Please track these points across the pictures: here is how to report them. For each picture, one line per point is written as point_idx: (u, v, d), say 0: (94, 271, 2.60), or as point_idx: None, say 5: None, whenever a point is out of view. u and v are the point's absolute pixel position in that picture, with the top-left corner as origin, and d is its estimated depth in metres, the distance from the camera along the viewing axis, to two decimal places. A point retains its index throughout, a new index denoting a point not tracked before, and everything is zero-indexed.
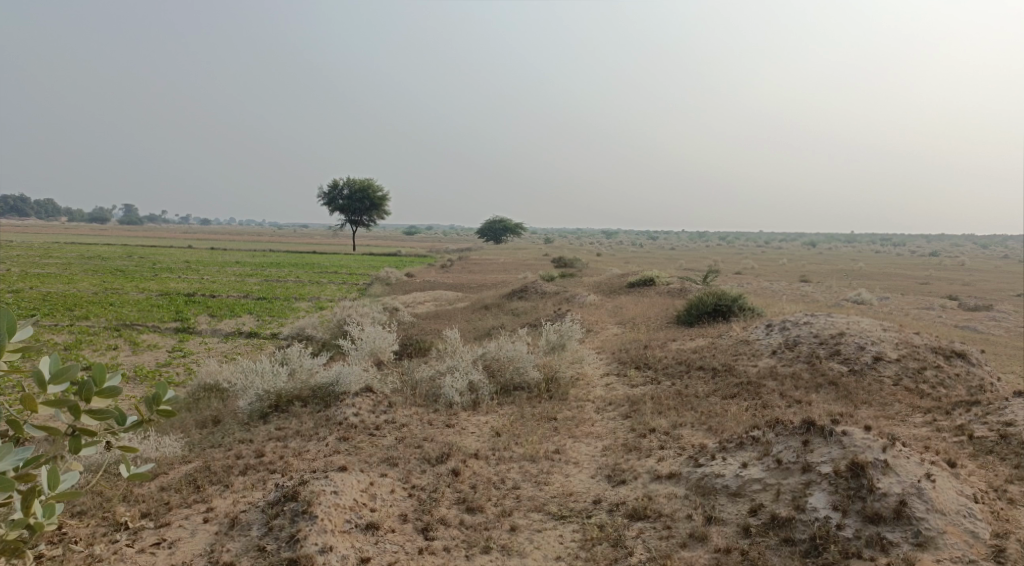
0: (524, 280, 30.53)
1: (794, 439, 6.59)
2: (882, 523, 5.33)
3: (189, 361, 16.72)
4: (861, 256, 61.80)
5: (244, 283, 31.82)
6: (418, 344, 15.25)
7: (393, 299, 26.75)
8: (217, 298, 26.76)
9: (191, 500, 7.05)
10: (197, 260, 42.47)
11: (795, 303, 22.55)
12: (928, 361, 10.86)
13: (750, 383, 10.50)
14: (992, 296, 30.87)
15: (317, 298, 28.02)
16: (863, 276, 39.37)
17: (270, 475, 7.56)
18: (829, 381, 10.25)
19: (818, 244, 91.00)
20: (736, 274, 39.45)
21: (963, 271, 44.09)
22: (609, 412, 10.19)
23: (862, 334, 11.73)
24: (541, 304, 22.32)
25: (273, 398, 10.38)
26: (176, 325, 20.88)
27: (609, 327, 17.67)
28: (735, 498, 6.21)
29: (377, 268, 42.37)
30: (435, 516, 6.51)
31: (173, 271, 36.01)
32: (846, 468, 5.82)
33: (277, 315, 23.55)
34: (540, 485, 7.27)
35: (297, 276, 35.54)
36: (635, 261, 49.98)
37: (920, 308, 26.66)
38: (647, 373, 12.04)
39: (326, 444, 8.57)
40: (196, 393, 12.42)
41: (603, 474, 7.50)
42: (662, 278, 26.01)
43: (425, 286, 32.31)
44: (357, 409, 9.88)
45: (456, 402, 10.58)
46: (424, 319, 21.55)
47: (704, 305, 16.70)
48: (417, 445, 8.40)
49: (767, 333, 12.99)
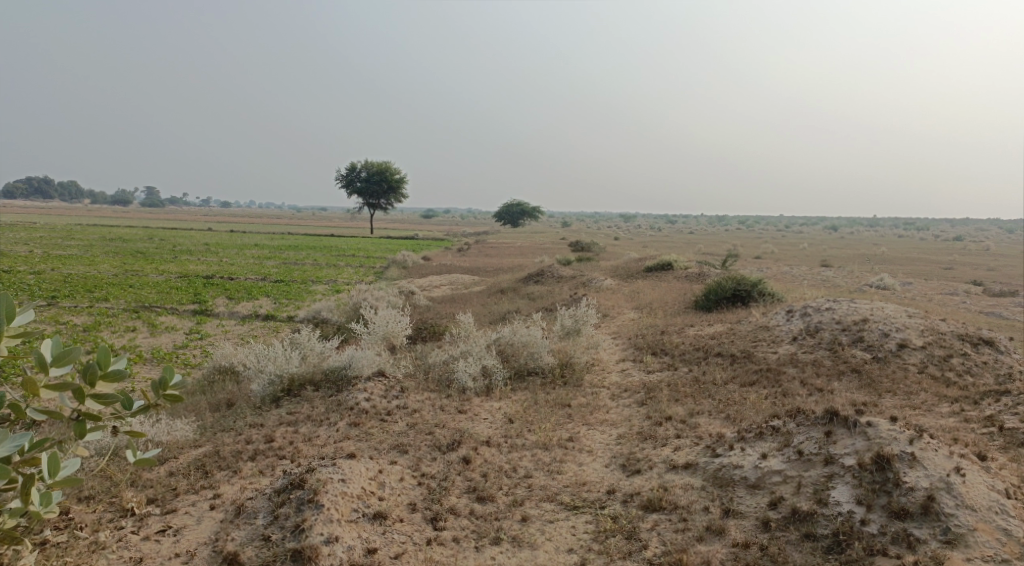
0: (540, 264, 30.30)
1: (816, 430, 6.36)
2: (909, 519, 5.09)
3: (206, 343, 16.76)
4: (882, 240, 60.74)
5: (262, 265, 31.92)
6: (432, 328, 15.13)
7: (409, 282, 26.67)
8: (235, 280, 26.86)
9: (199, 486, 7.00)
10: (216, 243, 42.68)
11: (816, 288, 22.10)
12: (955, 348, 10.50)
13: (770, 370, 10.23)
14: (1019, 281, 30.12)
15: (334, 281, 28.03)
16: (886, 261, 38.66)
17: (279, 461, 7.47)
18: (851, 368, 9.96)
19: (839, 229, 89.61)
20: (755, 259, 38.94)
21: (988, 256, 43.20)
22: (624, 399, 10.00)
23: (886, 321, 11.38)
24: (557, 288, 22.11)
25: (286, 382, 10.31)
26: (194, 307, 20.95)
27: (626, 312, 17.43)
28: (754, 490, 6.00)
29: (393, 251, 42.30)
30: (444, 506, 6.38)
31: (192, 253, 36.20)
32: (871, 460, 5.58)
33: (293, 298, 23.56)
34: (552, 474, 7.11)
35: (315, 259, 35.60)
36: (652, 245, 49.45)
37: (944, 293, 26.07)
38: (664, 360, 11.82)
39: (336, 429, 8.48)
40: (211, 375, 12.39)
41: (617, 463, 7.32)
42: (680, 262, 25.63)
43: (441, 269, 32.19)
44: (368, 394, 9.78)
45: (469, 388, 10.45)
46: (439, 303, 21.44)
47: (722, 290, 16.39)
48: (428, 431, 8.28)
49: (788, 319, 12.69)
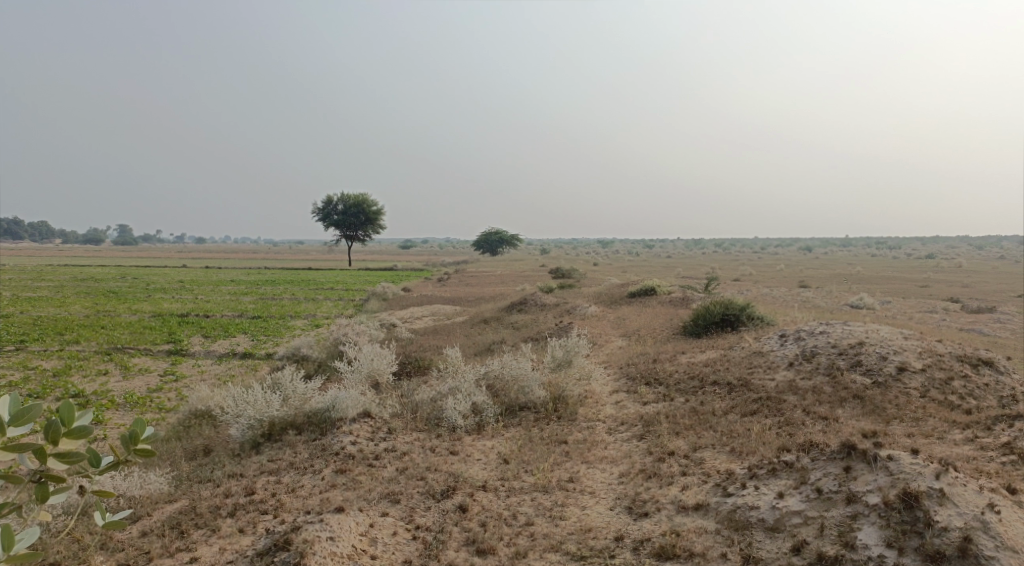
0: (522, 293, 29.97)
1: (834, 466, 6.05)
2: (946, 562, 4.82)
3: (181, 385, 16.09)
4: (856, 260, 61.61)
5: (239, 302, 31.21)
6: (417, 363, 14.65)
7: (390, 315, 26.16)
8: (211, 318, 26.16)
9: (174, 548, 6.46)
10: (191, 280, 41.81)
11: (801, 310, 22.01)
12: (955, 370, 10.29)
13: (770, 398, 9.92)
14: (994, 297, 30.41)
15: (313, 316, 27.43)
16: (863, 280, 38.94)
17: (261, 516, 6.96)
18: (853, 394, 9.68)
19: (812, 249, 90.73)
20: (735, 281, 39.00)
21: (960, 273, 43.78)
22: (622, 433, 9.61)
23: (883, 344, 11.16)
24: (542, 317, 21.77)
25: (266, 427, 9.77)
26: (169, 348, 20.23)
27: (614, 340, 17.09)
28: (773, 533, 5.66)
29: (373, 283, 41.71)
30: (442, 562, 5.93)
31: (166, 291, 35.37)
32: (898, 499, 5.30)
33: (271, 335, 22.91)
34: (555, 519, 6.69)
35: (293, 294, 34.91)
36: (632, 271, 49.40)
37: (924, 311, 26.15)
38: (658, 390, 11.47)
39: (321, 477, 7.97)
40: (187, 420, 11.78)
41: (622, 505, 6.92)
42: (663, 287, 25.46)
43: (422, 300, 31.69)
44: (354, 437, 9.28)
45: (460, 426, 10.00)
46: (422, 335, 20.94)
47: (711, 315, 16.15)
48: (420, 477, 7.81)
49: (781, 343, 12.43)
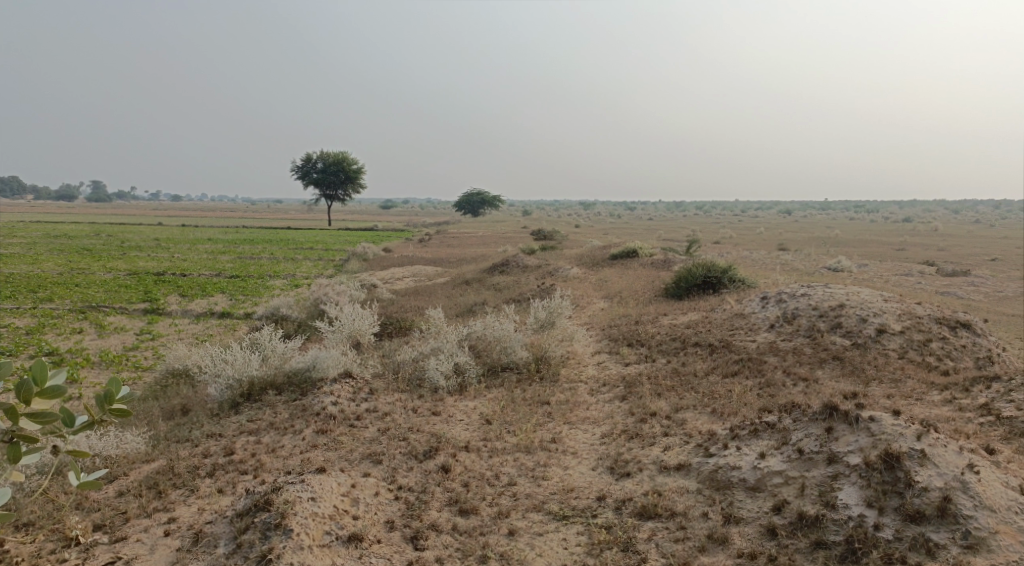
0: (504, 254, 29.84)
1: (815, 427, 6.07)
2: (925, 522, 4.90)
3: (158, 344, 15.84)
4: (834, 223, 62.20)
5: (216, 261, 30.69)
6: (398, 324, 14.53)
7: (371, 275, 25.90)
8: (188, 277, 25.71)
9: (152, 507, 6.37)
10: (167, 239, 41.04)
11: (781, 273, 22.14)
12: (933, 332, 10.40)
13: (751, 360, 9.97)
14: (969, 261, 30.84)
15: (292, 275, 27.09)
16: (841, 244, 39.28)
17: (241, 477, 6.88)
18: (833, 355, 9.75)
19: (791, 212, 91.31)
20: (715, 244, 39.15)
21: (935, 236, 44.38)
22: (604, 394, 9.63)
23: (863, 306, 11.23)
24: (524, 278, 21.67)
25: (245, 386, 9.64)
26: (145, 306, 19.89)
27: (596, 302, 17.07)
28: (754, 493, 5.70)
29: (353, 243, 41.24)
30: (425, 522, 5.92)
31: (142, 249, 34.71)
32: (879, 459, 5.35)
33: (250, 294, 22.61)
34: (537, 479, 6.69)
35: (272, 253, 34.46)
36: (613, 233, 49.36)
37: (899, 274, 26.47)
38: (640, 351, 11.48)
39: (302, 438, 7.90)
40: (164, 380, 11.60)
41: (604, 465, 6.93)
42: (645, 249, 25.43)
43: (404, 261, 31.41)
44: (335, 397, 9.19)
45: (442, 387, 9.96)
46: (404, 296, 20.78)
47: (693, 277, 16.15)
48: (402, 437, 7.76)
49: (763, 306, 12.47)
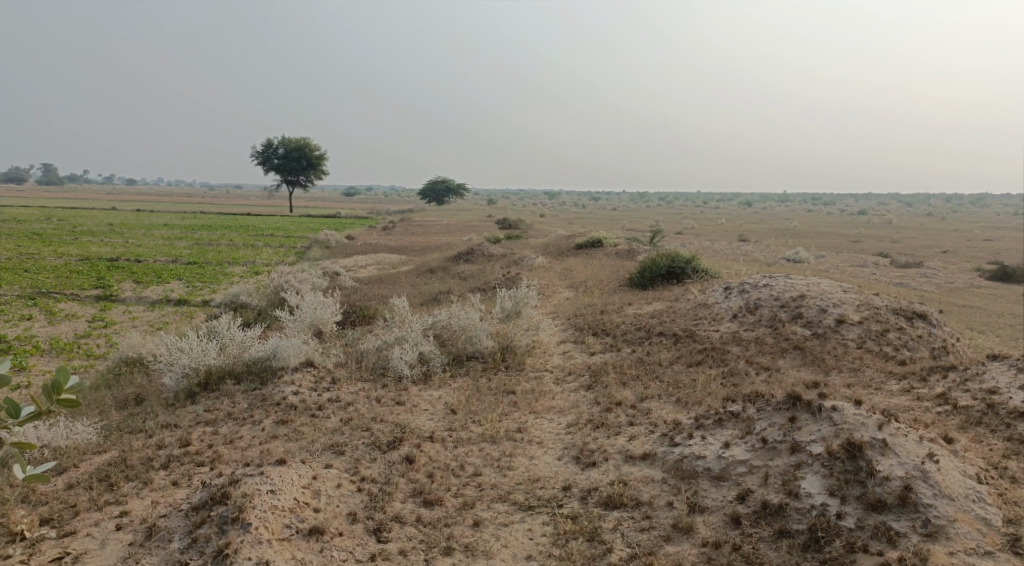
0: (469, 242, 29.69)
1: (779, 416, 6.12)
2: (886, 511, 4.98)
3: (112, 331, 15.33)
4: (794, 215, 63.38)
5: (173, 247, 29.83)
6: (361, 312, 14.30)
7: (333, 263, 25.46)
8: (143, 263, 24.96)
9: (103, 501, 6.11)
10: (122, 223, 39.78)
11: (743, 263, 22.40)
12: (891, 322, 10.63)
13: (714, 349, 10.06)
14: (921, 253, 31.71)
15: (252, 262, 26.50)
16: (800, 235, 40.08)
17: (197, 469, 6.65)
18: (794, 345, 9.90)
19: (752, 205, 92.80)
20: (678, 234, 39.60)
21: (889, 229, 45.63)
22: (569, 383, 9.61)
23: (823, 297, 11.41)
24: (489, 267, 21.56)
25: (202, 376, 9.38)
26: (98, 293, 19.22)
27: (561, 291, 17.04)
28: (719, 482, 5.73)
29: (315, 230, 40.53)
30: (388, 514, 5.81)
31: (95, 233, 33.58)
32: (842, 448, 5.42)
33: (208, 281, 22.03)
34: (503, 470, 6.63)
35: (232, 240, 33.65)
36: (578, 222, 49.56)
37: (855, 265, 27.08)
38: (605, 340, 11.50)
39: (261, 428, 7.69)
40: (117, 368, 11.22)
41: (570, 455, 6.90)
42: (610, 239, 25.52)
43: (367, 248, 30.97)
44: (296, 387, 8.99)
45: (406, 376, 9.84)
46: (367, 284, 20.51)
47: (657, 268, 16.25)
48: (365, 427, 7.62)
49: (726, 296, 12.59)
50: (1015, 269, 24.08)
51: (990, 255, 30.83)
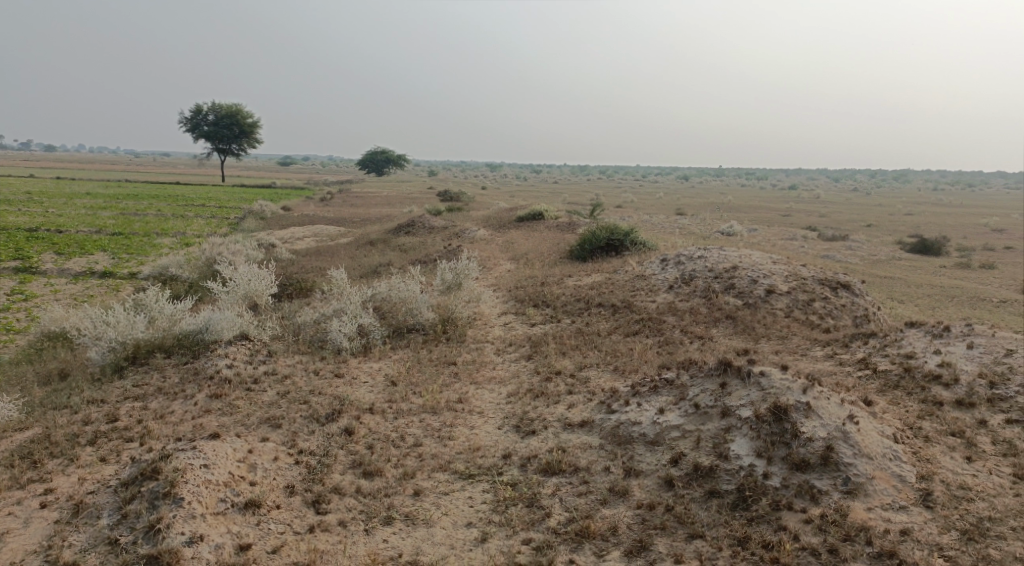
0: (410, 215, 29.32)
1: (711, 382, 6.34)
2: (810, 470, 5.25)
3: (32, 305, 14.55)
4: (729, 190, 65.03)
5: (97, 217, 28.37)
6: (299, 284, 13.98)
7: (269, 235, 24.74)
8: (64, 233, 23.67)
9: (25, 479, 5.84)
10: (38, 192, 37.53)
11: (680, 236, 22.89)
12: (817, 292, 11.11)
13: (651, 319, 10.31)
14: (847, 226, 33.13)
15: (183, 233, 25.51)
16: (734, 209, 41.20)
17: (126, 444, 6.42)
18: (726, 314, 10.24)
19: (689, 179, 94.75)
20: (618, 208, 40.10)
21: (818, 204, 47.37)
22: (510, 354, 9.69)
23: (754, 268, 11.81)
24: (430, 239, 21.36)
25: (130, 349, 9.03)
26: (15, 265, 18.15)
27: (503, 264, 17.06)
28: (653, 447, 5.91)
29: (249, 201, 39.27)
30: (328, 486, 5.76)
31: (9, 202, 31.59)
32: (769, 412, 5.67)
33: (135, 253, 21.06)
34: (443, 440, 6.66)
35: (160, 210, 32.27)
36: (520, 195, 49.49)
37: (786, 239, 28.09)
38: (546, 312, 11.62)
39: (193, 403, 7.47)
40: (38, 343, 10.67)
41: (510, 424, 6.98)
42: (551, 211, 25.66)
43: (304, 220, 30.23)
44: (230, 360, 8.76)
45: (346, 348, 9.72)
46: (305, 256, 20.02)
47: (597, 240, 16.45)
48: (303, 400, 7.50)
49: (663, 267, 12.87)
50: (932, 242, 25.43)
51: (909, 229, 32.47)
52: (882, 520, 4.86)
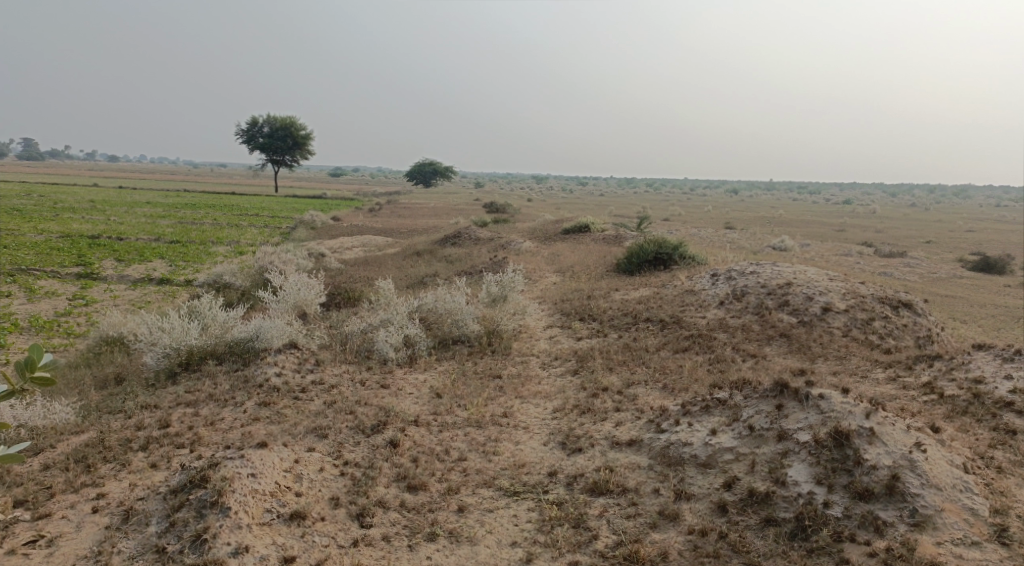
0: (456, 226, 29.51)
1: (766, 403, 6.08)
2: (873, 500, 4.98)
3: (93, 310, 15.09)
4: (780, 203, 63.68)
5: (155, 225, 29.36)
6: (346, 294, 14.15)
7: (318, 244, 25.17)
8: (125, 241, 24.58)
9: (80, 482, 5.97)
10: (103, 200, 39.15)
11: (729, 251, 22.41)
12: (877, 311, 10.67)
13: (701, 336, 10.05)
14: (904, 243, 31.99)
15: (236, 242, 26.20)
16: (785, 224, 40.25)
17: (176, 450, 6.52)
18: (780, 332, 9.92)
19: (738, 193, 93.15)
20: (665, 221, 39.63)
21: (872, 218, 45.98)
22: (556, 368, 9.56)
23: (810, 284, 11.42)
24: (476, 250, 21.44)
25: (184, 356, 9.24)
26: (79, 270, 18.89)
27: (548, 276, 16.96)
28: (705, 470, 5.70)
29: (301, 211, 40.14)
30: (372, 499, 5.73)
31: (75, 210, 33.01)
32: (829, 437, 5.41)
33: (191, 261, 21.71)
34: (488, 455, 6.57)
35: (216, 219, 33.28)
36: (566, 207, 49.38)
37: (839, 254, 27.27)
38: (592, 326, 11.46)
39: (242, 410, 7.56)
40: (97, 347, 11.03)
41: (555, 441, 6.84)
42: (597, 224, 25.46)
43: (353, 230, 30.73)
44: (279, 368, 8.87)
45: (392, 358, 9.75)
46: (353, 266, 20.31)
47: (644, 254, 16.21)
48: (349, 410, 7.52)
49: (713, 282, 12.57)
50: (996, 260, 24.33)
51: (971, 246, 31.18)
52: (953, 556, 4.56)
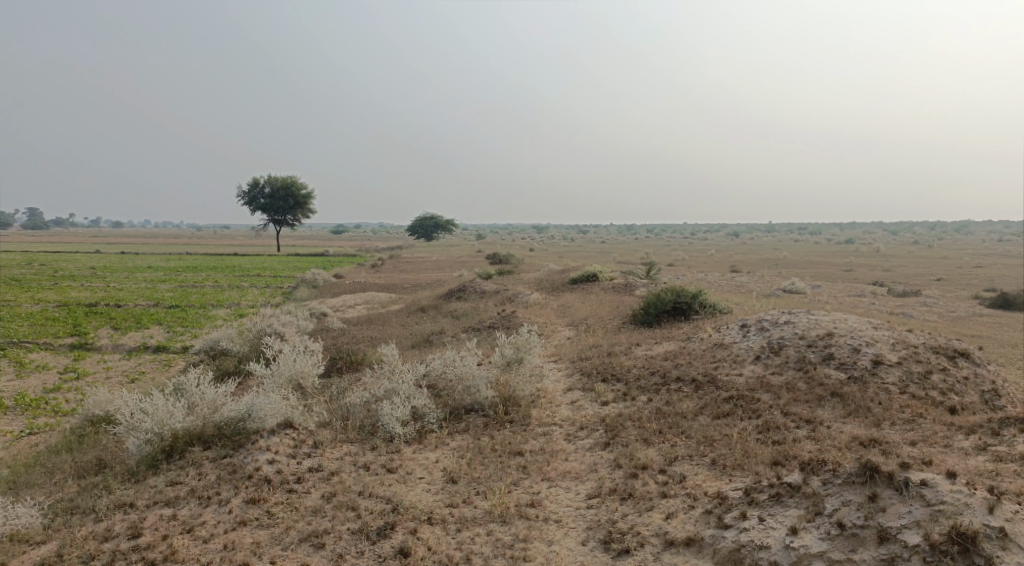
0: (460, 279, 28.64)
1: (853, 492, 5.11)
2: None
3: (83, 384, 14.10)
4: (781, 245, 63.12)
5: (156, 290, 28.59)
6: (349, 358, 13.15)
7: (321, 304, 24.29)
8: (123, 308, 23.72)
9: None
10: (105, 267, 38.56)
11: (744, 296, 21.44)
12: (933, 363, 9.63)
13: (742, 397, 9.00)
14: (915, 281, 31.00)
15: (237, 304, 25.32)
16: (792, 265, 39.40)
17: None
18: (830, 390, 8.87)
19: (736, 236, 92.85)
20: (669, 266, 38.83)
21: (877, 257, 45.21)
22: (583, 440, 8.50)
23: (854, 335, 10.40)
24: (482, 304, 20.51)
25: (168, 441, 8.15)
26: (72, 341, 17.99)
27: (561, 331, 15.98)
28: None
29: (303, 269, 39.49)
30: None
31: (76, 278, 32.33)
32: (950, 540, 4.51)
33: (190, 325, 20.82)
34: (518, 562, 5.55)
35: (217, 281, 32.50)
36: (568, 256, 48.66)
37: (853, 295, 26.29)
38: (617, 387, 10.41)
39: (227, 511, 6.51)
40: (81, 429, 9.97)
41: (596, 538, 5.77)
42: (605, 272, 24.58)
43: (356, 287, 29.94)
44: (273, 454, 7.79)
45: (399, 436, 8.68)
46: (356, 325, 19.42)
47: (662, 304, 15.25)
48: (351, 506, 6.47)
49: (744, 334, 11.55)
50: (1015, 297, 23.26)
51: (983, 282, 30.30)
52: None
